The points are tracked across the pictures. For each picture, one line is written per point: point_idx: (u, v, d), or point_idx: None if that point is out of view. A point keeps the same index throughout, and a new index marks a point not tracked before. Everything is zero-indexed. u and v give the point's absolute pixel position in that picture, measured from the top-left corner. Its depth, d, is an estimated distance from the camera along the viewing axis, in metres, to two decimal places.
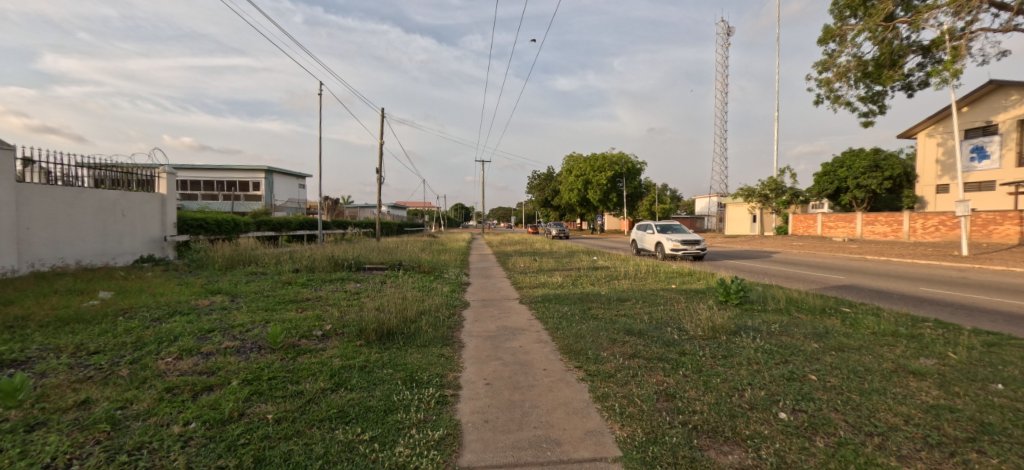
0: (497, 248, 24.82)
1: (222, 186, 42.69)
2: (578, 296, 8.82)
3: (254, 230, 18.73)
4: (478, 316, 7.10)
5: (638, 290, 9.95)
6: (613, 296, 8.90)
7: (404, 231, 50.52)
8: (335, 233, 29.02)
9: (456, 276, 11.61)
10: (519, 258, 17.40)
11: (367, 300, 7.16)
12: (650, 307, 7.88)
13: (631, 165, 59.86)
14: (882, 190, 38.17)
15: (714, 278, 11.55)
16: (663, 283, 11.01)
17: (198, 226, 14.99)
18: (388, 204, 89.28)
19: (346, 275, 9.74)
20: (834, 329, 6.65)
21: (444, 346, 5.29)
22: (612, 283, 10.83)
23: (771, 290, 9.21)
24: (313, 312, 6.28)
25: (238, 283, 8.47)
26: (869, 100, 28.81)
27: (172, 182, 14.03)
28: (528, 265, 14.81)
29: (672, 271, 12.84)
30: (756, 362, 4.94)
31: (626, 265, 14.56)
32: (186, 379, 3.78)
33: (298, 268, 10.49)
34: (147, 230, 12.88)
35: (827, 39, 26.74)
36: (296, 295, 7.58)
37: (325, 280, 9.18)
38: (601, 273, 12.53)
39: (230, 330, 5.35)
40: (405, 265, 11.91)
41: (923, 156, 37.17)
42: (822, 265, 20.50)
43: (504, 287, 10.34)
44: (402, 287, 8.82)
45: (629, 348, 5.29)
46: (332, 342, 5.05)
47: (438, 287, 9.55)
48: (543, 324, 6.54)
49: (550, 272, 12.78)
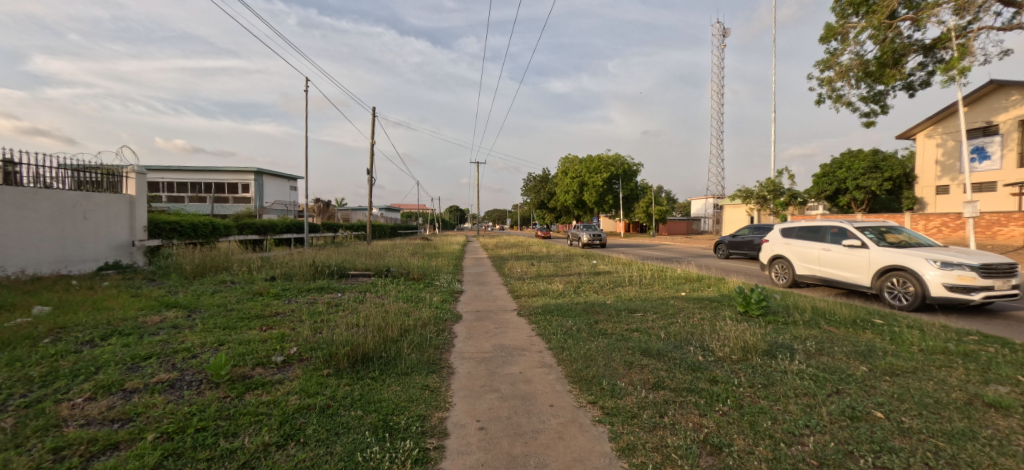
0: (493, 251, 23.96)
1: (210, 188, 41.55)
2: (583, 306, 7.98)
3: (236, 233, 17.69)
4: (471, 333, 6.23)
5: (646, 298, 9.12)
6: (621, 306, 8.06)
7: (398, 234, 49.67)
8: (325, 236, 28.04)
9: (448, 283, 10.72)
10: (515, 263, 16.55)
11: (345, 315, 6.29)
12: (664, 320, 7.07)
13: (627, 166, 59.25)
14: (881, 190, 37.68)
15: (726, 284, 10.75)
16: (672, 291, 10.20)
17: (171, 230, 13.94)
18: (383, 207, 88.28)
19: (327, 285, 8.84)
20: (877, 346, 5.83)
21: (430, 374, 4.41)
22: (616, 290, 9.99)
23: (792, 298, 8.42)
24: (278, 331, 5.39)
25: (202, 295, 7.56)
26: (870, 100, 28.26)
27: (143, 182, 13.02)
28: (525, 270, 13.93)
29: (679, 277, 12.03)
30: (805, 393, 4.10)
31: (629, 270, 13.77)
32: (85, 435, 2.92)
33: (274, 276, 9.56)
34: (113, 235, 11.90)
35: (828, 37, 26.13)
36: (266, 308, 6.69)
37: (302, 290, 8.28)
38: (604, 279, 11.66)
39: (170, 356, 4.45)
40: (393, 272, 11.02)
41: (922, 157, 36.69)
42: None
43: (500, 296, 9.49)
44: (388, 298, 7.95)
45: (650, 375, 4.45)
46: (294, 372, 4.18)
47: (428, 297, 8.67)
48: (546, 342, 5.71)
49: (549, 278, 11.93)
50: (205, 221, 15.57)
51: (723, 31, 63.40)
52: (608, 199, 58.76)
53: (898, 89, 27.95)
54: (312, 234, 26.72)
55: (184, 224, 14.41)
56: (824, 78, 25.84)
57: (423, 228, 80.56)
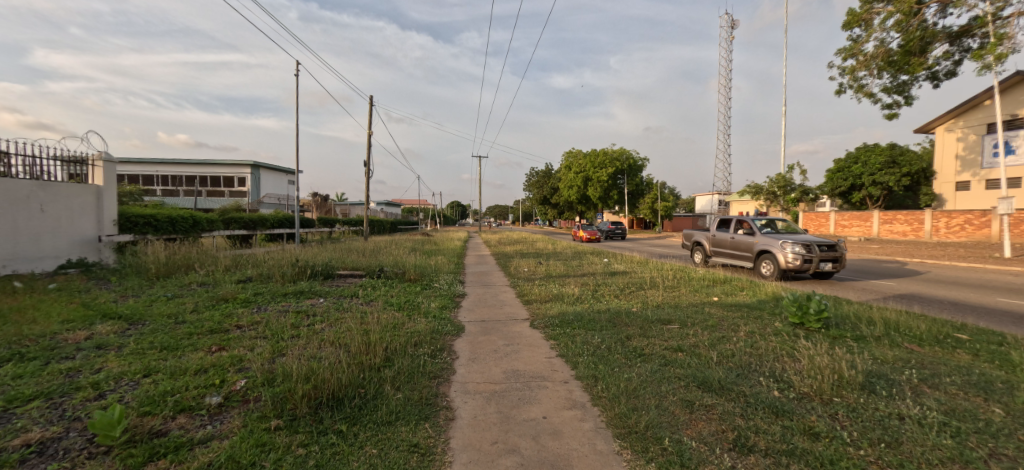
0: (497, 248, 22.65)
1: (206, 182, 40.38)
2: (609, 316, 6.75)
3: (222, 228, 16.41)
4: (475, 353, 5.04)
5: (677, 305, 7.89)
6: (651, 316, 6.83)
7: (398, 229, 48.67)
8: (321, 232, 26.81)
9: (449, 286, 9.48)
10: (521, 261, 15.31)
11: (320, 332, 5.07)
12: (710, 335, 5.86)
13: (632, 161, 57.88)
14: (899, 187, 36.16)
15: (762, 288, 9.51)
16: (702, 295, 9.00)
17: (145, 224, 12.66)
18: (384, 202, 87.14)
19: (309, 288, 7.63)
20: (992, 375, 4.59)
21: (421, 424, 3.21)
22: (639, 295, 8.72)
23: (850, 307, 7.17)
24: (228, 353, 4.18)
25: (156, 301, 6.35)
26: (893, 91, 26.91)
27: (113, 171, 11.79)
28: (533, 270, 12.66)
29: (705, 279, 10.78)
30: (954, 462, 2.87)
31: (647, 270, 12.56)
32: None
33: (249, 277, 8.33)
34: (77, 229, 10.71)
35: (850, 24, 24.78)
36: (227, 320, 5.47)
37: (278, 295, 7.09)
38: (622, 281, 10.38)
39: (66, 398, 3.25)
40: (386, 272, 9.80)
41: (941, 151, 35.33)
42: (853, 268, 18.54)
43: (508, 300, 8.28)
44: (378, 306, 6.75)
45: (723, 426, 3.25)
46: (229, 423, 3.00)
47: (424, 303, 7.44)
48: (571, 368, 4.51)
49: (561, 279, 10.63)
50: (186, 213, 14.30)
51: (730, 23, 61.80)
52: (613, 194, 57.36)
53: (923, 79, 26.55)
54: (308, 230, 25.52)
55: (161, 218, 13.13)
56: (845, 68, 24.54)
57: (424, 224, 79.23)
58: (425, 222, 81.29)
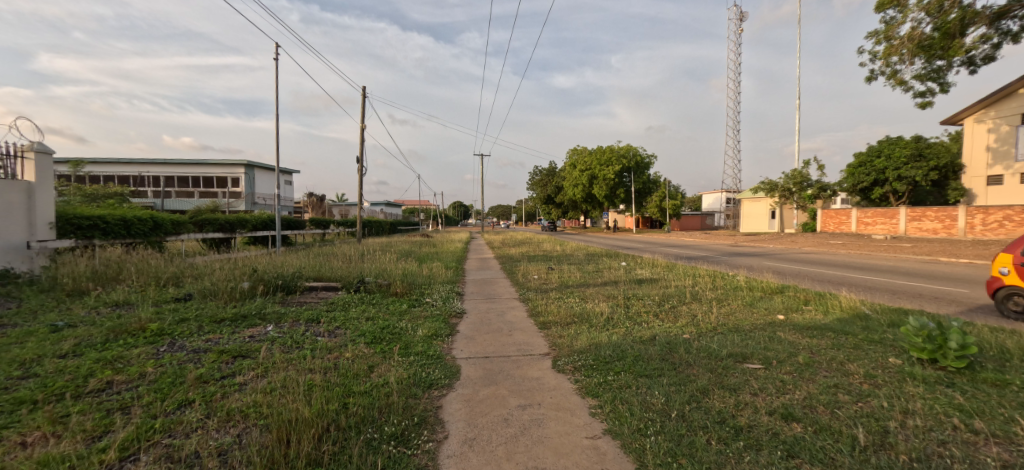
0: (500, 251, 20.86)
1: (198, 182, 38.70)
2: (658, 350, 4.88)
3: (192, 231, 14.49)
4: (476, 425, 3.26)
5: (740, 330, 6.04)
6: (716, 349, 4.97)
7: (397, 231, 47.02)
8: (312, 234, 25.00)
9: (443, 301, 7.60)
10: (530, 265, 13.47)
11: (232, 398, 3.26)
12: (820, 388, 4.01)
13: (639, 158, 55.85)
14: (926, 181, 34.02)
15: (834, 302, 7.61)
16: (761, 312, 7.17)
17: (91, 227, 10.83)
18: (384, 203, 85.43)
19: (258, 311, 5.81)
20: None
21: None
22: (682, 314, 6.83)
23: (985, 335, 5.30)
24: (37, 458, 2.40)
25: (30, 336, 4.56)
26: (926, 78, 24.97)
27: (47, 165, 10.02)
28: (544, 277, 10.75)
29: (754, 289, 8.90)
30: None
31: (677, 277, 10.74)
32: None
33: (189, 293, 6.52)
34: (1, 233, 8.89)
35: (883, 5, 22.66)
36: (103, 370, 3.69)
37: (213, 321, 5.32)
38: (655, 294, 8.45)
39: None
40: (367, 284, 7.98)
41: (970, 143, 33.27)
42: (897, 270, 16.57)
43: (518, 323, 6.45)
44: (343, 340, 4.92)
45: None
46: None
47: (409, 331, 5.58)
48: (635, 466, 2.69)
49: (580, 290, 8.82)
50: (146, 213, 12.45)
51: (738, 16, 59.86)
52: (620, 193, 55.26)
53: (959, 65, 24.51)
54: (299, 233, 23.73)
55: (112, 220, 11.21)
56: (876, 52, 22.63)
57: (427, 225, 77.77)
58: (427, 222, 79.63)
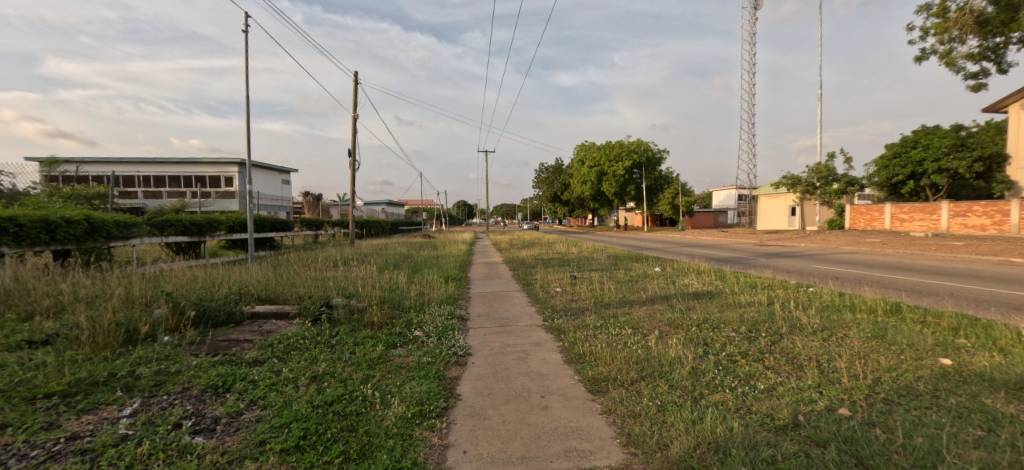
0: (510, 254, 18.62)
1: (188, 182, 36.24)
2: (841, 465, 2.54)
3: (148, 234, 12.19)
4: None
5: (922, 399, 3.67)
6: (950, 459, 2.60)
7: (397, 232, 44.74)
8: (304, 235, 22.83)
9: (438, 336, 5.26)
10: (549, 273, 11.12)
11: None
12: None
13: (650, 153, 53.25)
14: (970, 173, 31.17)
15: (1008, 338, 5.22)
16: (913, 355, 4.78)
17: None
18: (388, 203, 83.68)
19: (128, 372, 3.52)
20: None
21: None
22: (802, 362, 4.47)
23: None
24: None
25: None
26: (982, 57, 22.13)
27: None
28: (570, 292, 8.40)
29: (861, 312, 6.56)
30: None
31: (742, 291, 8.31)
32: None
33: (48, 335, 4.25)
34: None
35: None
36: None
37: (25, 402, 3.04)
38: (734, 319, 6.08)
39: None
40: (329, 309, 5.65)
41: (1018, 130, 30.36)
42: (976, 273, 14.02)
43: (552, 379, 4.10)
44: (239, 447, 2.63)
45: None
46: None
47: (374, 409, 3.26)
48: None
49: (626, 313, 6.48)
50: (79, 213, 9.97)
51: (752, 4, 56.92)
52: (631, 190, 52.62)
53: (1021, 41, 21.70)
54: (290, 235, 21.58)
55: (29, 222, 8.76)
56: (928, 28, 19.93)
57: (428, 225, 75.74)
58: (430, 221, 77.68)
